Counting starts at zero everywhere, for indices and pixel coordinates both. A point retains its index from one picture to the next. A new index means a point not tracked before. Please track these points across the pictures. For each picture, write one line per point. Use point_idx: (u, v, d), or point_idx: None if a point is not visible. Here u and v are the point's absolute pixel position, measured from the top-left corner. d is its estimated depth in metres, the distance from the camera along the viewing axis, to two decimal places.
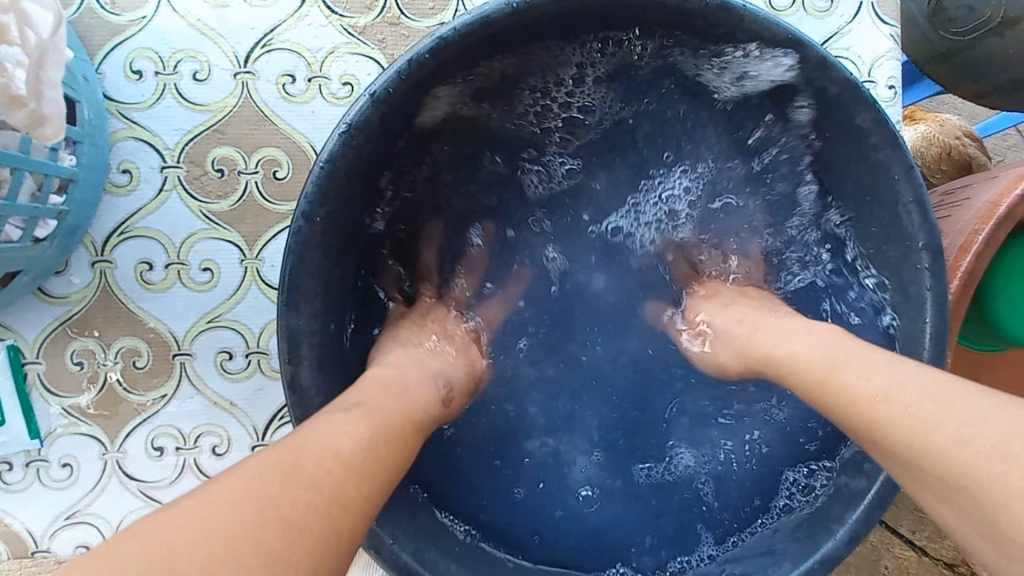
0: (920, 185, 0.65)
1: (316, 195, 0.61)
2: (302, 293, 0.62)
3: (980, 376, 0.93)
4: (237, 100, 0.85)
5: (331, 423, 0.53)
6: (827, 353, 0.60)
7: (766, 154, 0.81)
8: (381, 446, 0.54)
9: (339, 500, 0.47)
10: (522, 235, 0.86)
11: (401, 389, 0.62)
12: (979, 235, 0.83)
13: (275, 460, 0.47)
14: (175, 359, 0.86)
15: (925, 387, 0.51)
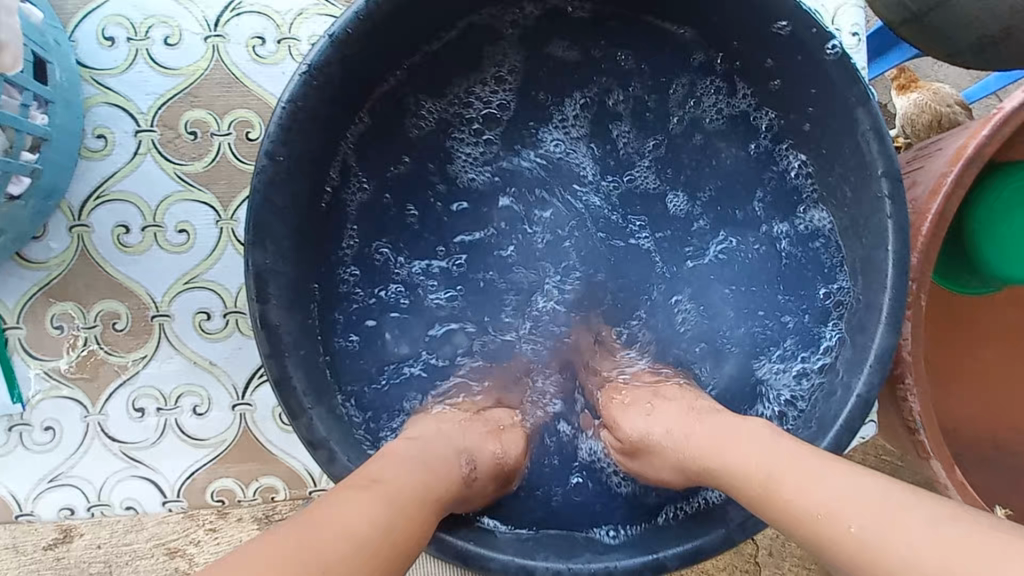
0: (877, 113, 0.66)
1: (279, 135, 0.63)
2: (268, 232, 0.63)
3: (972, 348, 0.91)
4: (209, 63, 0.87)
5: (342, 503, 0.52)
6: (755, 461, 0.58)
7: (726, 102, 0.83)
8: (395, 528, 0.53)
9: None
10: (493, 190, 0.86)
11: (416, 469, 0.61)
12: (948, 177, 0.82)
13: (290, 544, 0.46)
14: (153, 320, 0.87)
15: (864, 494, 0.50)
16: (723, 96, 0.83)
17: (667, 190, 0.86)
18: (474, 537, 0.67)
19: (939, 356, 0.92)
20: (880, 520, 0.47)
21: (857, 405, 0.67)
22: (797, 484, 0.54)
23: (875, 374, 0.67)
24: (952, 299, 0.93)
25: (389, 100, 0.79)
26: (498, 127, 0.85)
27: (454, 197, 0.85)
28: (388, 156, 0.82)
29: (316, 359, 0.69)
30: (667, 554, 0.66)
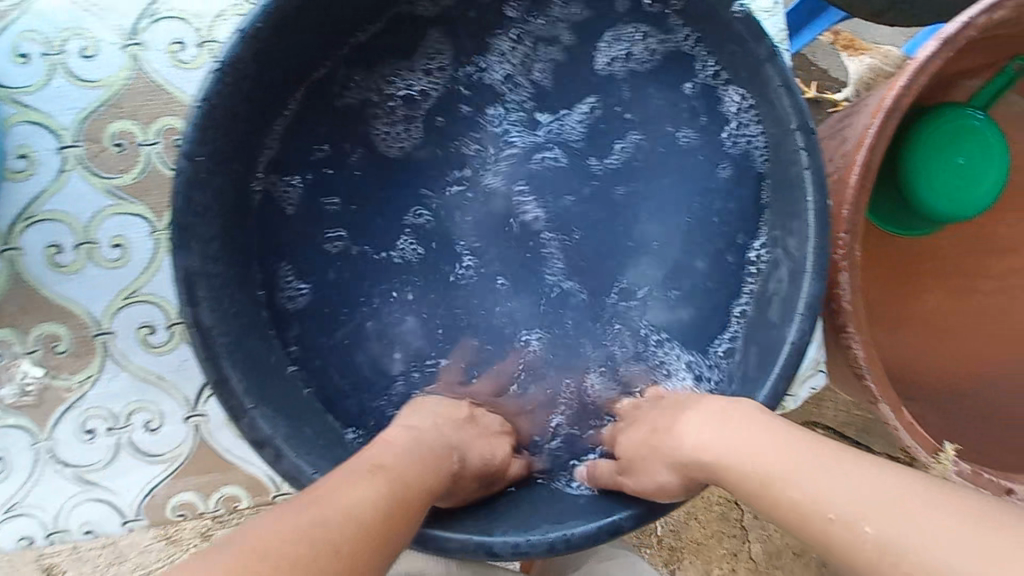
0: (785, 67, 0.68)
1: (194, 135, 0.62)
2: (193, 234, 0.63)
3: (921, 295, 0.92)
4: (129, 73, 0.86)
5: (348, 485, 0.54)
6: (753, 449, 0.56)
7: (644, 66, 0.85)
8: (399, 511, 0.54)
9: (355, 567, 0.47)
10: (424, 179, 0.86)
11: (415, 453, 0.63)
12: (870, 129, 0.81)
13: (300, 530, 0.47)
14: (96, 339, 0.86)
15: (872, 496, 0.48)
16: (658, 44, 0.83)
17: (601, 161, 0.86)
18: (433, 520, 0.68)
19: (884, 301, 0.92)
20: (888, 517, 0.46)
21: (791, 352, 0.69)
22: (800, 474, 0.52)
23: (806, 322, 0.69)
24: (888, 243, 0.94)
25: (318, 95, 0.82)
26: (427, 105, 0.86)
27: (390, 188, 0.86)
28: (315, 134, 0.83)
29: (257, 360, 0.69)
30: (622, 516, 0.68)
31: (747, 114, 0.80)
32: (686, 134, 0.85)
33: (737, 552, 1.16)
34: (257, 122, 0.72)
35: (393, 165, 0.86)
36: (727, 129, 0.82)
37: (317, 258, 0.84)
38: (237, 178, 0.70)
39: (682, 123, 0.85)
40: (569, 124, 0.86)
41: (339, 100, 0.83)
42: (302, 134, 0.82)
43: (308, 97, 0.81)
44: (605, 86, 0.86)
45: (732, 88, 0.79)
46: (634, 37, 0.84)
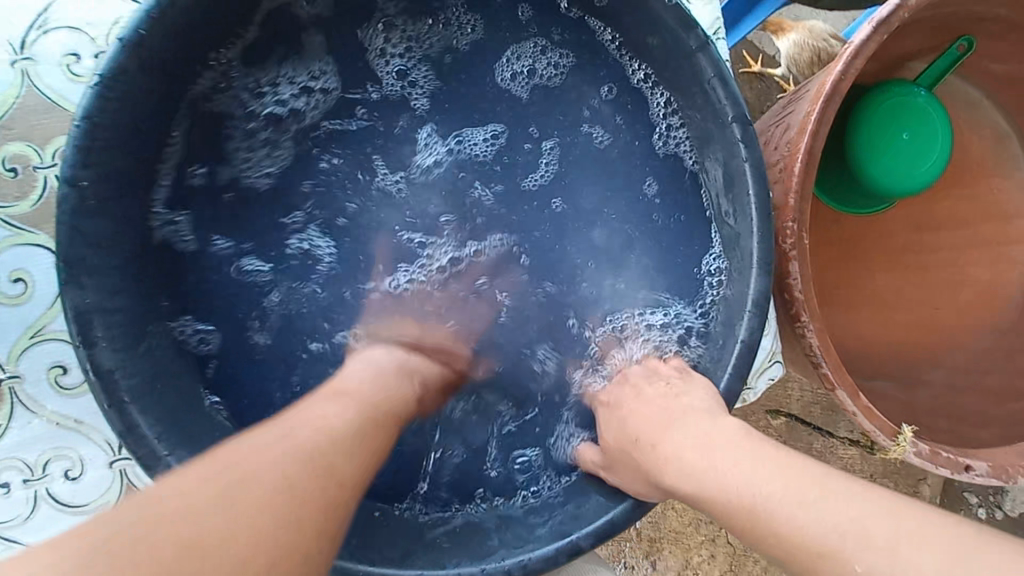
0: (717, 58, 0.66)
1: (77, 158, 0.55)
2: (85, 267, 0.57)
3: (873, 274, 0.91)
4: (19, 90, 0.78)
5: (317, 410, 0.58)
6: (721, 458, 0.56)
7: (553, 78, 0.84)
8: (368, 426, 0.59)
9: (332, 467, 0.52)
10: (350, 195, 0.85)
11: (379, 380, 0.68)
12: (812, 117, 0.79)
13: (280, 449, 0.51)
14: (2, 384, 0.78)
15: (869, 507, 0.48)
16: (555, 59, 0.83)
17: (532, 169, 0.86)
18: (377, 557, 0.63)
19: (837, 285, 0.90)
20: (888, 530, 0.45)
21: (743, 351, 0.67)
22: (759, 478, 0.53)
23: (755, 319, 0.67)
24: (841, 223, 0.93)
25: (205, 118, 0.77)
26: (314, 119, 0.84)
27: (322, 209, 0.85)
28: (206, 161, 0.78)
29: (170, 401, 0.63)
30: (580, 535, 0.64)
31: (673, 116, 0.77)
32: (598, 133, 0.85)
33: (714, 537, 1.15)
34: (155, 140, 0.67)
35: (283, 187, 0.84)
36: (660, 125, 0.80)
37: (249, 293, 0.82)
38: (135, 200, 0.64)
39: (618, 124, 0.84)
40: (474, 143, 0.86)
41: (227, 126, 0.79)
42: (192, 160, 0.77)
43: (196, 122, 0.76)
44: (514, 99, 0.85)
45: (659, 89, 0.77)
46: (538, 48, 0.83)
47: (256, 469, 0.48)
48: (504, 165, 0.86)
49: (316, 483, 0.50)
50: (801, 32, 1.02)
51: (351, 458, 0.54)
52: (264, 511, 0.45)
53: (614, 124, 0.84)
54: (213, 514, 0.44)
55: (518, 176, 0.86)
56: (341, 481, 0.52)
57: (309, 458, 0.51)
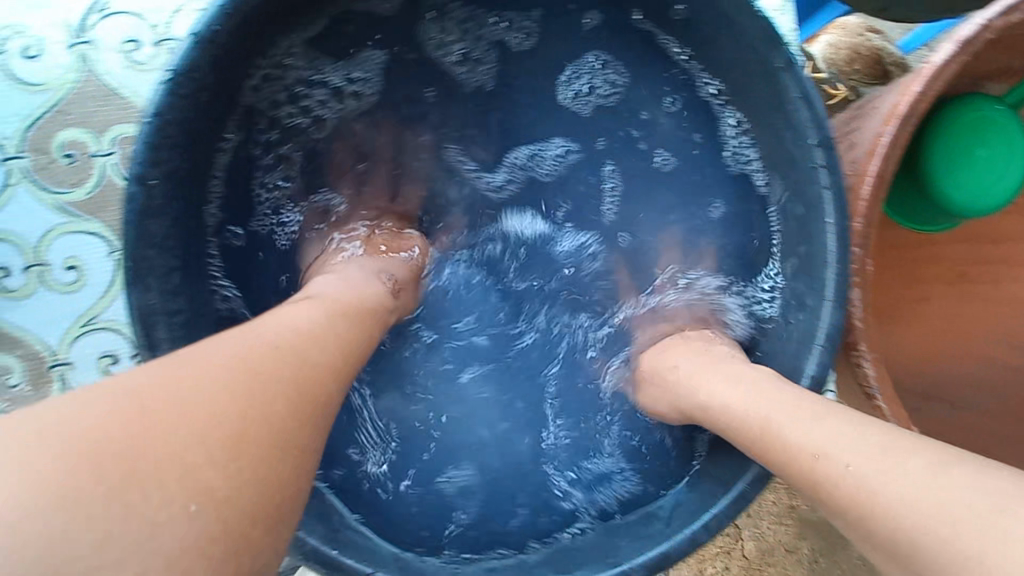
0: (803, 77, 0.62)
1: (147, 156, 0.54)
2: (150, 268, 0.56)
3: (934, 292, 0.84)
4: (78, 75, 0.77)
5: (285, 309, 0.51)
6: (769, 410, 0.53)
7: (610, 95, 0.81)
8: (342, 326, 0.53)
9: (300, 354, 0.45)
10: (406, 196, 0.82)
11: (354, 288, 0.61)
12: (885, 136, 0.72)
13: (241, 337, 0.44)
14: (52, 371, 0.78)
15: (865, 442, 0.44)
16: (618, 74, 0.80)
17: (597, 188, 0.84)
18: None
19: (885, 300, 0.84)
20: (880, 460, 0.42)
21: (810, 388, 0.65)
22: (809, 428, 0.48)
23: (826, 354, 0.64)
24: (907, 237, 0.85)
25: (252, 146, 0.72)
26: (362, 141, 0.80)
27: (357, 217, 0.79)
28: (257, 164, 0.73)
29: None
30: (631, 565, 0.61)
31: (746, 138, 0.73)
32: (658, 150, 0.81)
33: None
34: (209, 146, 0.63)
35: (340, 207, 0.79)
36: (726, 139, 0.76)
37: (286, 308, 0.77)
38: (195, 200, 0.62)
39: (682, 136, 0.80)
40: (546, 157, 0.84)
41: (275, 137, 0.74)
42: (240, 187, 0.72)
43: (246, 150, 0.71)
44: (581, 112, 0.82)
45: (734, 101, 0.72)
46: (598, 58, 0.79)
47: (214, 351, 0.41)
48: (566, 182, 0.85)
49: (285, 367, 0.43)
50: (835, 33, 0.94)
51: (327, 351, 0.48)
52: (223, 379, 0.39)
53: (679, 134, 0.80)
54: (144, 380, 0.37)
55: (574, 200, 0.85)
56: (313, 368, 0.45)
57: (275, 347, 0.44)
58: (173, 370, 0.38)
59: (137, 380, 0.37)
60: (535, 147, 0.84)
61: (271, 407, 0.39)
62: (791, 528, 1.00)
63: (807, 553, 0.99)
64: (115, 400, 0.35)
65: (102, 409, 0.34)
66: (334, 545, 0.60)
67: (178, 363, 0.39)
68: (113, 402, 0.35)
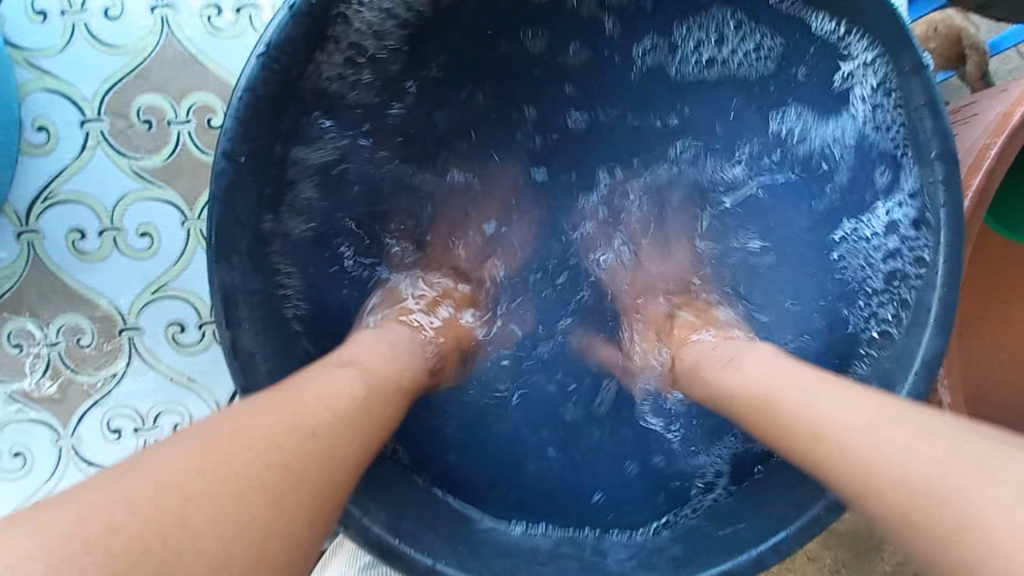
0: (932, 83, 0.57)
1: (237, 131, 0.52)
2: (234, 245, 0.55)
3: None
4: (158, 38, 0.76)
5: (317, 376, 0.50)
6: (778, 379, 0.54)
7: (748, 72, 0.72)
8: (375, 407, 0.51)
9: (330, 438, 0.44)
10: (492, 160, 0.76)
11: (393, 351, 0.59)
12: (993, 149, 0.69)
13: (268, 411, 0.44)
14: (122, 334, 0.79)
15: (853, 409, 0.46)
16: (763, 59, 0.71)
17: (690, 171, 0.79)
18: (482, 569, 0.60)
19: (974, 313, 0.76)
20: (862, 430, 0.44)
21: None
22: (805, 398, 0.50)
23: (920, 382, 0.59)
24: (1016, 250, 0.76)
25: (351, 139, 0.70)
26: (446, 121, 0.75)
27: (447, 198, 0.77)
28: (355, 144, 0.70)
29: None
30: None
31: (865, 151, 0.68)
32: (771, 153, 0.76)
33: None
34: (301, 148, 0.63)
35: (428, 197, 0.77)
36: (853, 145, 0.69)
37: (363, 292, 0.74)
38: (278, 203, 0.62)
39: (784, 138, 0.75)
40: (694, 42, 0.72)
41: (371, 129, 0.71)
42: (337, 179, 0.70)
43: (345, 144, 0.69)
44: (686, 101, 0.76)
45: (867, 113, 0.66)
46: (724, 25, 0.70)
47: (242, 430, 0.41)
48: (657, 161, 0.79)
49: (310, 465, 0.42)
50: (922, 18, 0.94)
51: (355, 431, 0.47)
52: (248, 465, 0.39)
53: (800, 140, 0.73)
54: (169, 465, 0.37)
55: (656, 191, 0.80)
56: (337, 455, 0.44)
57: (302, 428, 0.44)
58: (197, 452, 0.39)
59: (172, 463, 0.38)
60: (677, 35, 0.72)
61: (296, 497, 0.40)
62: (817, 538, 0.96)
63: (829, 563, 0.96)
64: (142, 489, 0.36)
65: (129, 499, 0.35)
66: (397, 533, 0.59)
67: (208, 448, 0.39)
68: (138, 491, 0.35)
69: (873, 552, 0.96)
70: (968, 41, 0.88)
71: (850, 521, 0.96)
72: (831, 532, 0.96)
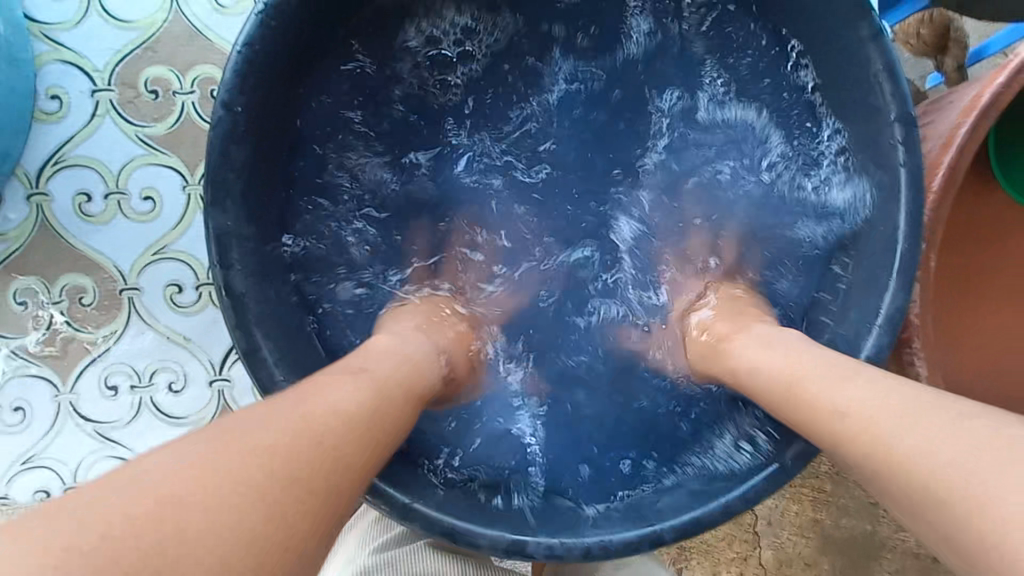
0: (890, 50, 0.61)
1: (235, 83, 0.56)
2: (229, 190, 0.59)
3: (986, 279, 0.80)
4: (167, 15, 0.81)
5: (327, 383, 0.50)
6: (804, 369, 0.55)
7: (685, 66, 0.78)
8: (385, 414, 0.50)
9: (328, 441, 0.44)
10: (484, 139, 0.79)
11: (399, 356, 0.59)
12: (964, 128, 0.72)
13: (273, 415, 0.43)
14: (123, 294, 0.83)
15: (882, 398, 0.47)
16: (711, 40, 0.77)
17: (687, 148, 0.79)
18: (459, 511, 0.63)
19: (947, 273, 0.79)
20: (902, 415, 0.44)
21: None
22: (834, 389, 0.50)
23: (885, 336, 0.62)
24: (977, 216, 0.80)
25: (340, 117, 0.74)
26: (441, 105, 0.78)
27: (448, 179, 0.79)
28: (343, 117, 0.75)
29: (286, 329, 0.65)
30: (663, 526, 0.60)
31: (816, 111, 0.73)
32: (724, 110, 0.78)
33: None
34: (290, 116, 0.68)
35: (420, 173, 0.79)
36: (800, 107, 0.74)
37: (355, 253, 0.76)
38: (270, 160, 0.65)
39: (745, 104, 0.77)
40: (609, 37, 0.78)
41: (362, 109, 0.76)
42: (332, 152, 0.75)
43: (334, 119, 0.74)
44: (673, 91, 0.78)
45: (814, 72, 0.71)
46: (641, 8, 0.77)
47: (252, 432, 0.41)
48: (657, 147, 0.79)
49: (298, 464, 0.41)
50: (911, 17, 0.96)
51: (351, 431, 0.46)
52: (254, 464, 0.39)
53: (756, 110, 0.77)
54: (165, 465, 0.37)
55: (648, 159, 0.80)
56: (336, 454, 0.44)
57: (298, 424, 0.43)
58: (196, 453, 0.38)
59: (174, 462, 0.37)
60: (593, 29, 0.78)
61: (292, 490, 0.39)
62: (813, 542, 0.98)
63: (826, 569, 0.98)
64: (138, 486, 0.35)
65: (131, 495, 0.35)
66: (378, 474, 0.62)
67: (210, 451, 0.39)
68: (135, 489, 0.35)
69: (870, 557, 0.97)
70: (955, 33, 0.92)
71: (846, 525, 0.97)
72: (828, 536, 0.97)
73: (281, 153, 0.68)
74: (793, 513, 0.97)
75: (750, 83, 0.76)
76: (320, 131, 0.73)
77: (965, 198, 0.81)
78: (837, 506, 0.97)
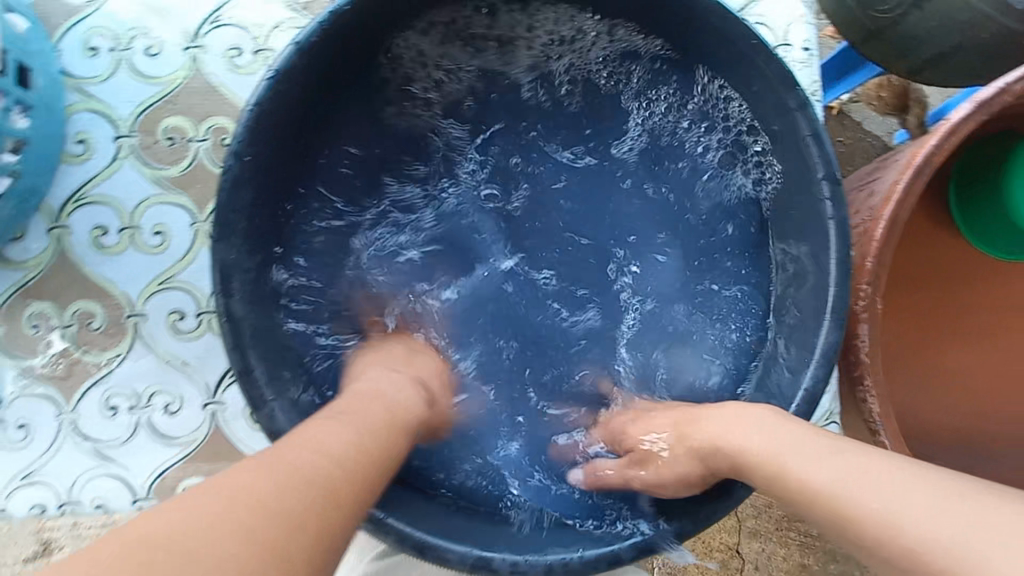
0: (815, 117, 0.70)
1: (245, 136, 0.65)
2: (235, 228, 0.66)
3: (934, 318, 0.84)
4: (187, 72, 0.91)
5: (316, 433, 0.54)
6: (777, 443, 0.56)
7: (638, 124, 0.89)
8: (368, 454, 0.56)
9: (330, 491, 0.48)
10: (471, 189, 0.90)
11: (384, 400, 0.64)
12: (901, 184, 0.70)
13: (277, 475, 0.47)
14: (128, 320, 0.89)
15: (864, 476, 0.49)
16: (657, 100, 0.88)
17: (648, 196, 0.89)
18: (431, 528, 0.67)
19: (897, 307, 0.84)
20: (886, 494, 0.47)
21: (804, 398, 0.69)
22: (816, 466, 0.52)
23: (820, 369, 0.69)
24: (924, 257, 0.85)
25: (338, 162, 0.85)
26: (431, 157, 0.89)
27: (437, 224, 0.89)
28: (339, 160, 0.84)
29: (280, 354, 0.72)
30: (621, 546, 0.65)
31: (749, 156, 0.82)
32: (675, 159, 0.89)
33: None
34: (295, 162, 0.78)
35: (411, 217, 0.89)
36: (730, 149, 0.84)
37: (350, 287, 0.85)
38: (273, 203, 0.74)
39: (684, 148, 0.88)
40: (570, 103, 0.90)
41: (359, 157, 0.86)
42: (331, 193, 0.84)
43: (333, 163, 0.84)
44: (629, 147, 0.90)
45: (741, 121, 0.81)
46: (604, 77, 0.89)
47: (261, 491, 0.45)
48: (622, 199, 0.90)
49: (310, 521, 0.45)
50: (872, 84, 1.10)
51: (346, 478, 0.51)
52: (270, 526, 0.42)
53: (693, 148, 0.87)
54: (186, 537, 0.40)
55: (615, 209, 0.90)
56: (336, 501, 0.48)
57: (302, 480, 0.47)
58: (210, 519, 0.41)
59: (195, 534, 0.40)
60: (560, 97, 0.90)
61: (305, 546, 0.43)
62: None
63: None
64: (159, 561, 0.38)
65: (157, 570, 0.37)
66: None
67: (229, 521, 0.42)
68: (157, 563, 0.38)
69: None
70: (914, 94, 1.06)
71: (833, 570, 1.02)
72: None
73: (285, 195, 0.77)
74: (780, 557, 1.02)
75: (695, 128, 0.86)
76: (321, 171, 0.83)
77: (914, 240, 0.85)
78: (823, 552, 1.02)
